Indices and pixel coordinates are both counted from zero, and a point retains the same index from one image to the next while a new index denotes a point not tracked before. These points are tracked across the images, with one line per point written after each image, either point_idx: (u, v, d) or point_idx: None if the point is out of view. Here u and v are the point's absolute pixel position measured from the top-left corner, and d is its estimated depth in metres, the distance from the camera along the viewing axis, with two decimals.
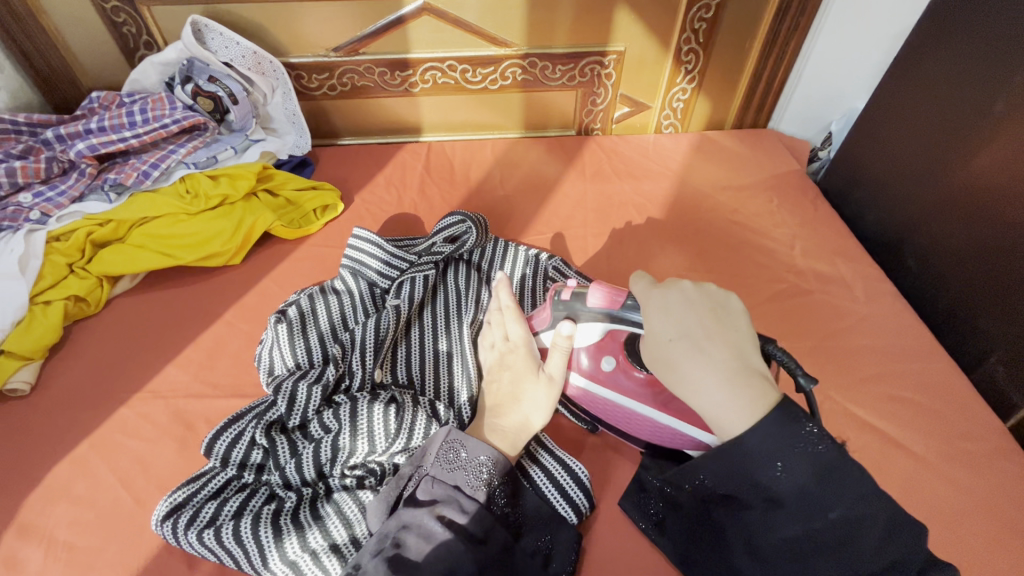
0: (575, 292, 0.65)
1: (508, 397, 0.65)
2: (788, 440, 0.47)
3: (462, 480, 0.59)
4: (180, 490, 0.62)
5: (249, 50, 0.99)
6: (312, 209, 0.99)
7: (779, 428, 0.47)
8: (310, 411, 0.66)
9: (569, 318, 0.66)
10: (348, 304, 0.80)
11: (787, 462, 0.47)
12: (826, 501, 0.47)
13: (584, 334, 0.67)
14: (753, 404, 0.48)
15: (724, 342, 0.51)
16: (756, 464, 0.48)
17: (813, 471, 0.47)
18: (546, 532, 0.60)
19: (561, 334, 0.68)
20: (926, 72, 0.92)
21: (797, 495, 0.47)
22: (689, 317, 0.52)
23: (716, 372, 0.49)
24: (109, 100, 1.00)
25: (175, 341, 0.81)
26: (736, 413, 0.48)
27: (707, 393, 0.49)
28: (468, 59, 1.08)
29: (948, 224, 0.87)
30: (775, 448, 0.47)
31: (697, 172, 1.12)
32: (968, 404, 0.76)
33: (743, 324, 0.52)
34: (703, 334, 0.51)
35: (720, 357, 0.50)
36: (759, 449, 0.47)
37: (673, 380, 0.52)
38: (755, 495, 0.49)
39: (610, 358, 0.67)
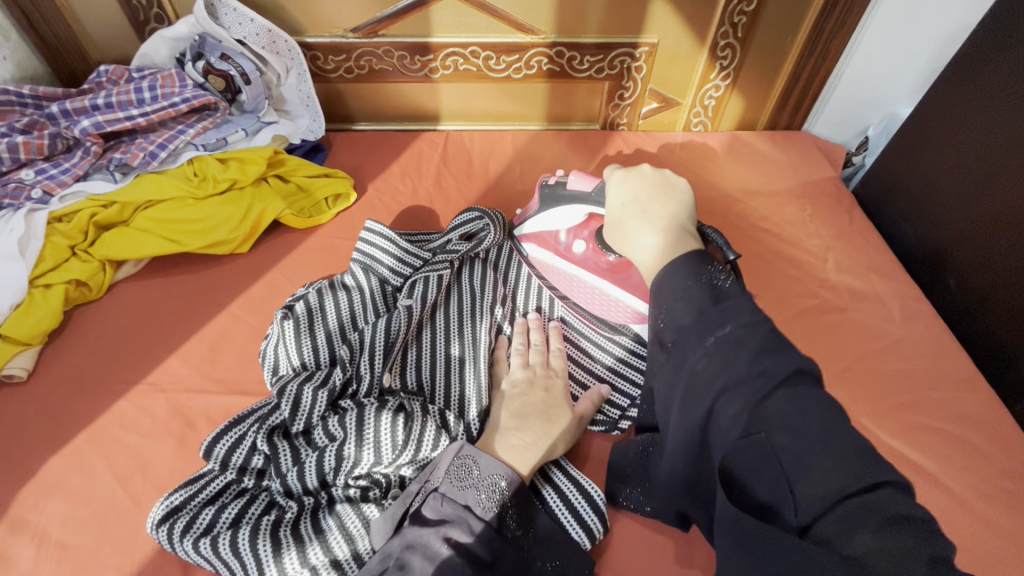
0: (558, 178, 0.76)
1: (535, 413, 0.63)
2: (688, 271, 0.47)
3: (472, 500, 0.55)
4: (176, 494, 0.59)
5: (263, 28, 0.94)
6: (324, 197, 0.95)
7: (685, 265, 0.48)
8: (315, 417, 0.63)
9: (557, 203, 0.77)
10: (357, 302, 0.76)
11: (692, 297, 0.46)
12: (720, 326, 0.43)
13: (569, 216, 0.77)
14: (680, 248, 0.51)
15: (665, 204, 0.57)
16: (672, 305, 0.47)
17: (709, 295, 0.45)
18: (557, 556, 0.57)
19: (550, 218, 0.79)
20: (981, 79, 0.85)
21: (698, 325, 0.44)
22: (623, 185, 0.61)
23: (647, 223, 0.55)
24: (117, 75, 0.96)
25: (178, 332, 0.78)
26: (663, 252, 0.52)
27: (638, 241, 0.55)
28: (491, 46, 1.03)
29: (994, 245, 0.81)
30: (685, 283, 0.47)
31: (726, 175, 1.06)
32: (1009, 438, 0.71)
33: (686, 200, 0.58)
34: (647, 199, 0.58)
35: (656, 212, 0.56)
36: (670, 281, 0.48)
37: (620, 237, 0.58)
38: (664, 331, 0.47)
39: (582, 243, 0.80)
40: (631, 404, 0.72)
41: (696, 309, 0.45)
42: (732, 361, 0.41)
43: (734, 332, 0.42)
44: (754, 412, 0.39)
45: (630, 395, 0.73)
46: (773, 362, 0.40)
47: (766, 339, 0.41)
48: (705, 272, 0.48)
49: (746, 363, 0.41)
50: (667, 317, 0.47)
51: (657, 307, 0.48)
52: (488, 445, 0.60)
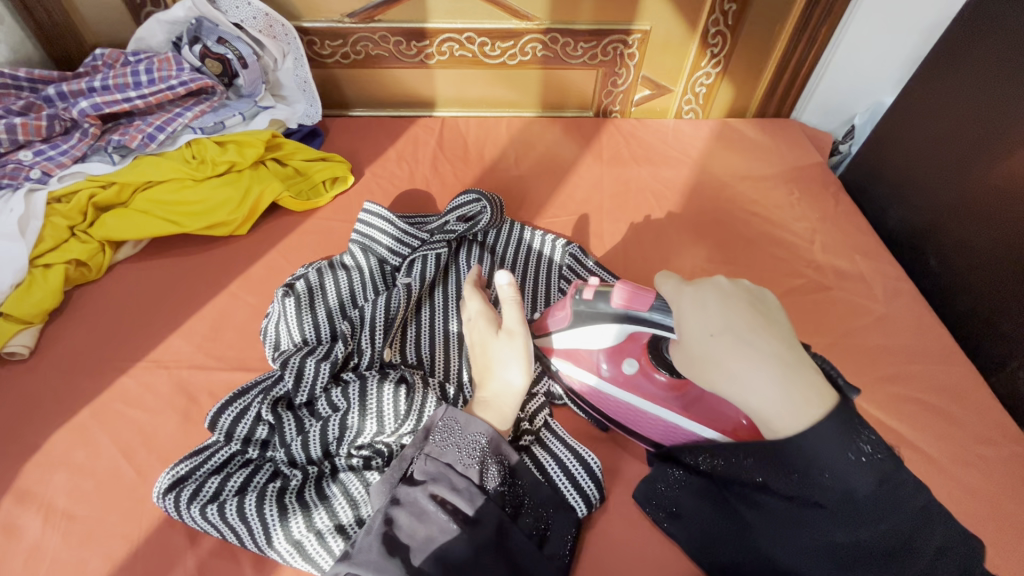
0: (601, 293, 0.62)
1: (483, 368, 0.63)
2: (841, 445, 0.43)
3: (454, 457, 0.57)
4: (182, 463, 0.60)
5: (260, 11, 0.94)
6: (321, 180, 0.96)
7: (837, 433, 0.43)
8: (318, 389, 0.64)
9: (593, 320, 0.64)
10: (357, 280, 0.78)
11: (826, 464, 0.43)
12: (883, 515, 0.43)
13: (603, 335, 0.65)
14: (809, 411, 0.44)
15: (767, 332, 0.47)
16: (820, 474, 0.43)
17: (873, 474, 0.43)
18: (546, 514, 0.60)
19: (581, 335, 0.67)
20: (959, 66, 0.89)
21: (843, 503, 0.43)
22: (710, 304, 0.49)
23: (762, 364, 0.45)
24: (113, 59, 0.96)
25: (179, 311, 0.79)
26: (788, 411, 0.44)
27: (758, 393, 0.44)
28: (486, 32, 1.04)
29: (972, 225, 0.84)
30: (826, 451, 0.43)
31: (717, 160, 1.09)
32: (986, 408, 0.75)
33: (784, 320, 0.49)
34: (743, 326, 0.46)
35: (756, 342, 0.46)
36: (817, 453, 0.43)
37: (714, 373, 0.47)
38: (794, 491, 0.46)
39: (633, 362, 0.67)
40: None
41: (867, 481, 0.43)
42: (858, 505, 0.43)
43: (895, 518, 0.43)
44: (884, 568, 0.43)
45: None
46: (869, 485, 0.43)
47: (918, 514, 0.43)
48: (855, 432, 0.44)
49: (903, 525, 0.43)
50: (824, 479, 0.43)
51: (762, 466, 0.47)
52: (468, 409, 0.62)
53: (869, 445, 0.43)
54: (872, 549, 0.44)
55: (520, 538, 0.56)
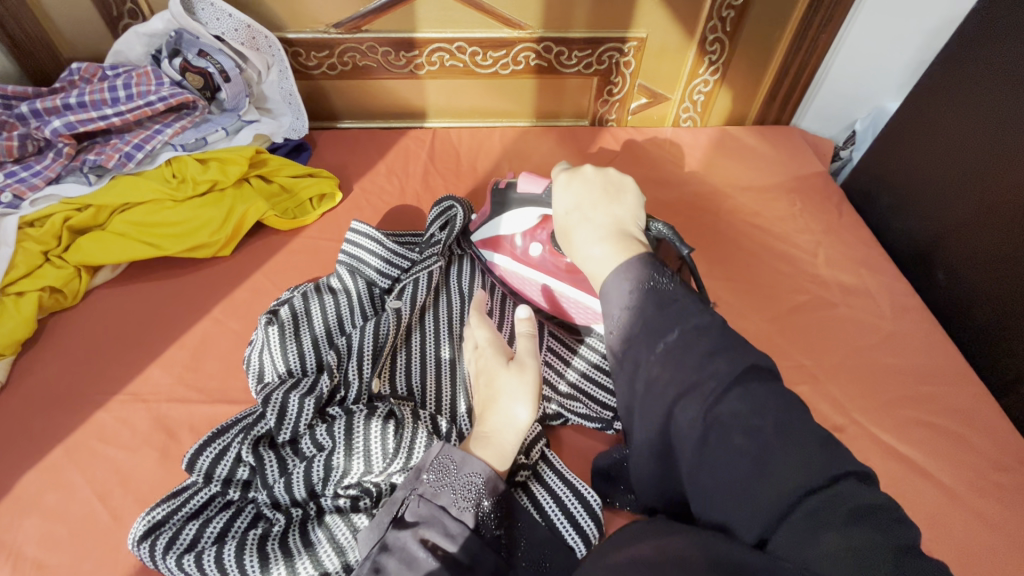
0: (508, 181, 0.76)
1: (488, 401, 0.59)
2: (636, 277, 0.46)
3: (448, 500, 0.53)
4: (158, 508, 0.57)
5: (242, 23, 0.91)
6: (308, 197, 0.93)
7: (637, 269, 0.47)
8: (302, 425, 0.61)
9: (506, 207, 0.76)
10: (344, 306, 0.74)
11: (646, 316, 0.44)
12: (666, 333, 0.43)
13: (522, 218, 0.75)
14: (624, 253, 0.50)
15: (610, 209, 0.55)
16: (619, 317, 0.46)
17: (654, 303, 0.44)
18: (542, 559, 0.56)
19: (504, 224, 0.76)
20: (968, 72, 0.85)
21: (647, 336, 0.43)
22: (567, 187, 0.58)
23: (592, 228, 0.54)
24: (90, 73, 0.93)
25: (159, 339, 0.76)
26: (605, 260, 0.50)
27: (584, 245, 0.53)
28: (478, 41, 1.01)
29: (984, 239, 0.81)
30: (635, 298, 0.45)
31: (716, 170, 1.06)
32: (1000, 432, 0.72)
33: (634, 201, 0.57)
34: (593, 202, 0.56)
35: (598, 217, 0.55)
36: (615, 289, 0.47)
37: (568, 245, 0.56)
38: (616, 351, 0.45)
39: (539, 245, 0.74)
40: None
41: (649, 312, 0.44)
42: (701, 394, 0.39)
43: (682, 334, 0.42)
44: (716, 411, 0.38)
45: None
46: (721, 364, 0.39)
47: (717, 337, 0.41)
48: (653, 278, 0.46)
49: (714, 374, 0.40)
50: (632, 327, 0.44)
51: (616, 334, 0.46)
52: (463, 445, 0.58)
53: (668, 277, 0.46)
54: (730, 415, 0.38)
55: None
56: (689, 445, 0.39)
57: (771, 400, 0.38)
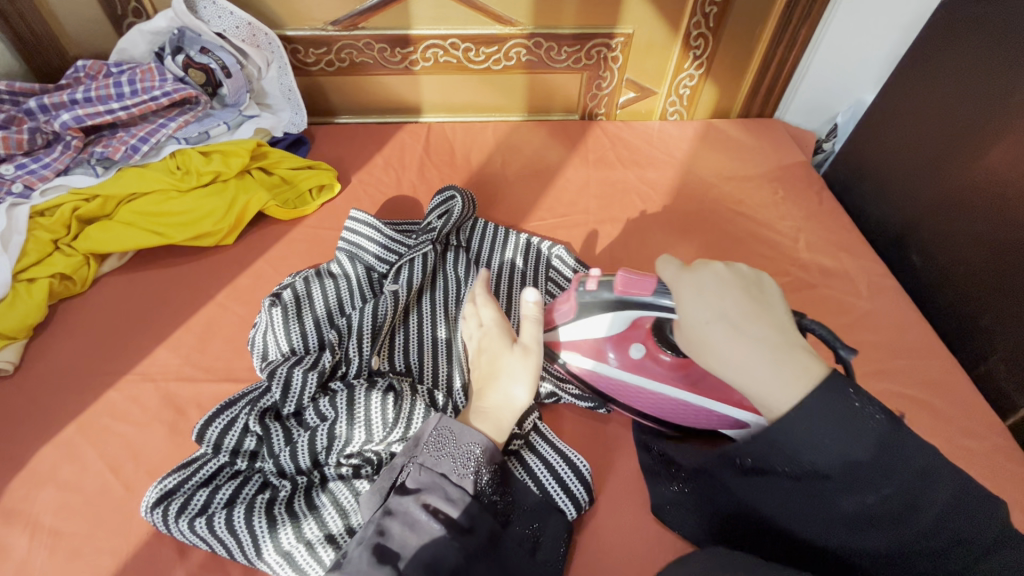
0: (605, 282, 0.63)
1: (487, 377, 0.63)
2: (839, 414, 0.41)
3: (449, 467, 0.56)
4: (170, 476, 0.60)
5: (243, 20, 0.94)
6: (308, 188, 0.96)
7: (830, 404, 0.42)
8: (305, 399, 0.64)
9: (592, 310, 0.66)
10: (344, 289, 0.78)
11: (830, 433, 0.42)
12: (882, 484, 0.41)
13: (596, 325, 0.67)
14: (800, 381, 0.44)
15: (764, 321, 0.48)
16: (806, 449, 0.42)
17: (876, 442, 0.41)
18: (534, 520, 0.59)
19: (586, 325, 0.68)
20: (938, 63, 0.90)
21: (846, 473, 0.42)
22: (698, 288, 0.51)
23: (755, 347, 0.46)
24: (96, 70, 0.96)
25: (167, 323, 0.79)
26: (779, 388, 0.44)
27: (751, 371, 0.46)
28: (470, 38, 1.05)
29: (953, 221, 0.85)
30: (828, 425, 0.42)
31: (702, 161, 1.10)
32: (968, 401, 0.76)
33: (778, 301, 0.50)
34: (737, 309, 0.48)
35: (753, 326, 0.47)
36: (805, 425, 0.42)
37: (711, 361, 0.49)
38: (794, 467, 0.44)
39: (639, 347, 0.68)
40: None
41: (865, 448, 0.41)
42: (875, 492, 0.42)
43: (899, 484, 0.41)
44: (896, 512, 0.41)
45: None
46: (901, 466, 0.41)
47: (916, 463, 0.41)
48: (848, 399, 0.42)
49: (917, 487, 0.41)
50: (808, 459, 0.43)
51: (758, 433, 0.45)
52: (463, 417, 0.62)
53: (859, 395, 0.42)
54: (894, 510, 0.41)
55: (512, 545, 0.55)
56: (845, 525, 0.43)
57: (945, 494, 0.41)
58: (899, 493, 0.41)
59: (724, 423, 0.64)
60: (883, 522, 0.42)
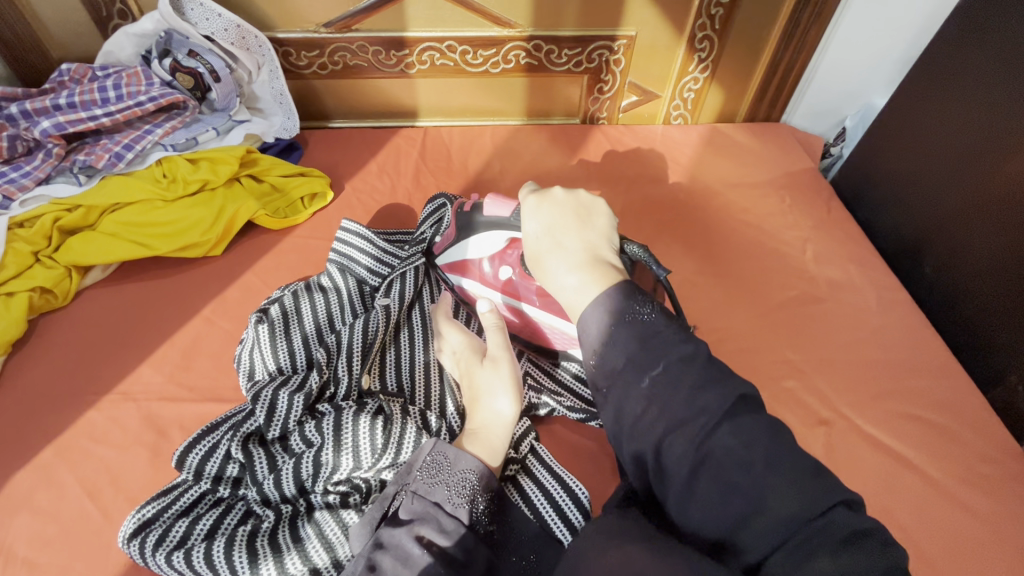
0: (472, 207, 0.71)
1: (470, 400, 0.61)
2: (621, 309, 0.47)
3: (442, 496, 0.53)
4: (148, 505, 0.58)
5: (231, 23, 0.91)
6: (299, 196, 0.93)
7: (620, 302, 0.48)
8: (291, 422, 0.61)
9: (473, 232, 0.72)
10: (335, 303, 0.75)
11: (621, 339, 0.46)
12: (654, 369, 0.44)
13: (489, 243, 0.71)
14: (603, 282, 0.50)
15: (581, 235, 0.55)
16: (603, 350, 0.47)
17: (638, 337, 0.46)
18: (532, 551, 0.56)
19: (467, 248, 0.73)
20: (955, 68, 0.86)
21: (634, 369, 0.45)
22: (535, 207, 0.57)
23: (566, 261, 0.53)
24: (80, 74, 0.93)
25: (150, 339, 0.76)
26: (584, 291, 0.50)
27: (557, 277, 0.53)
28: (468, 40, 1.01)
29: (971, 235, 0.82)
30: (617, 325, 0.47)
31: (707, 167, 1.06)
32: (984, 423, 0.72)
33: (603, 224, 0.57)
34: (563, 224, 0.56)
35: (574, 248, 0.53)
36: (597, 324, 0.48)
37: (539, 270, 0.55)
38: (599, 375, 0.47)
39: (509, 268, 0.71)
40: None
41: (633, 341, 0.46)
42: (671, 402, 0.43)
43: (671, 370, 0.44)
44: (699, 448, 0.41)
45: None
46: (712, 398, 0.42)
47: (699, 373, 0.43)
48: (639, 308, 0.48)
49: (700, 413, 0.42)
50: (606, 358, 0.46)
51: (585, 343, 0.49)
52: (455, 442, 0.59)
53: (652, 309, 0.47)
54: (698, 425, 0.41)
55: None
56: (678, 480, 0.41)
57: (746, 424, 0.41)
58: (699, 412, 0.42)
59: None
60: (695, 465, 0.41)
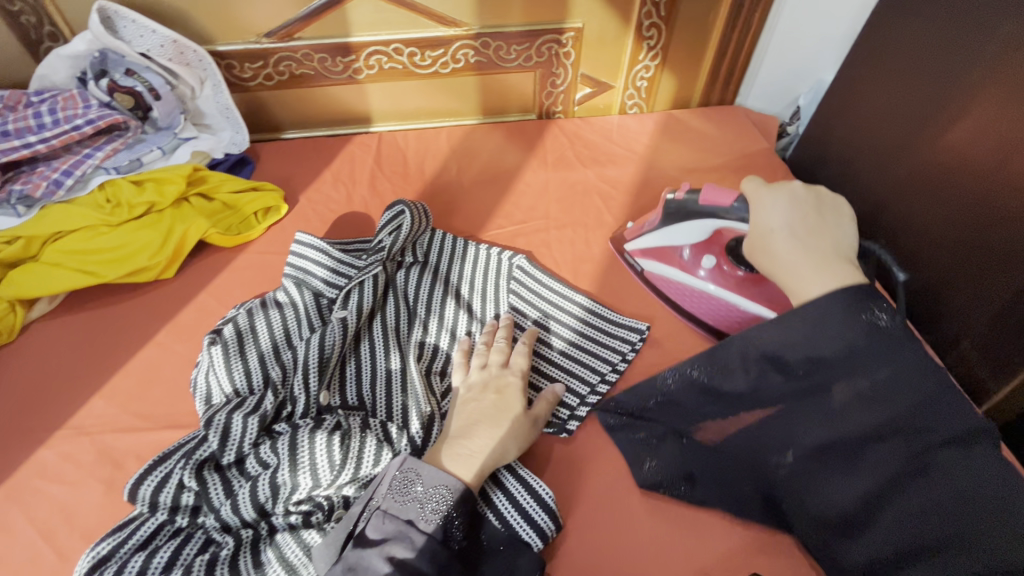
0: (690, 192, 0.76)
1: (483, 419, 0.62)
2: (846, 308, 0.53)
3: (415, 514, 0.55)
4: (104, 541, 0.56)
5: (167, 38, 0.89)
6: (252, 212, 0.91)
7: (840, 302, 0.54)
8: (246, 446, 0.60)
9: (682, 218, 0.78)
10: (291, 318, 0.73)
11: (850, 332, 0.53)
12: (876, 367, 0.52)
13: (693, 232, 0.78)
14: (837, 279, 0.56)
15: (827, 239, 0.59)
16: (812, 339, 0.55)
17: (867, 332, 0.53)
18: (503, 563, 0.56)
19: (672, 234, 0.80)
20: (890, 44, 0.87)
21: (841, 359, 0.53)
22: (788, 207, 0.62)
23: (806, 257, 0.58)
24: (13, 100, 0.88)
25: (100, 369, 0.74)
26: (819, 279, 0.56)
27: (795, 265, 0.58)
28: (414, 42, 1.00)
29: (918, 205, 0.83)
30: (846, 318, 0.53)
31: (665, 155, 1.07)
32: None
33: (848, 230, 0.61)
34: (806, 223, 0.61)
35: (811, 246, 0.59)
36: (841, 314, 0.53)
37: (766, 259, 0.61)
38: (798, 364, 0.56)
39: (710, 258, 0.79)
40: (580, 403, 0.70)
41: (854, 336, 0.53)
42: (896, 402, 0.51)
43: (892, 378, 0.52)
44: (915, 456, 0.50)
45: (579, 392, 0.71)
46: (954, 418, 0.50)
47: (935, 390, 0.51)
48: (859, 313, 0.53)
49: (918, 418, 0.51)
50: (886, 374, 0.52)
51: (777, 326, 0.57)
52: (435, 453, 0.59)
53: (887, 314, 0.53)
54: (909, 410, 0.51)
55: None
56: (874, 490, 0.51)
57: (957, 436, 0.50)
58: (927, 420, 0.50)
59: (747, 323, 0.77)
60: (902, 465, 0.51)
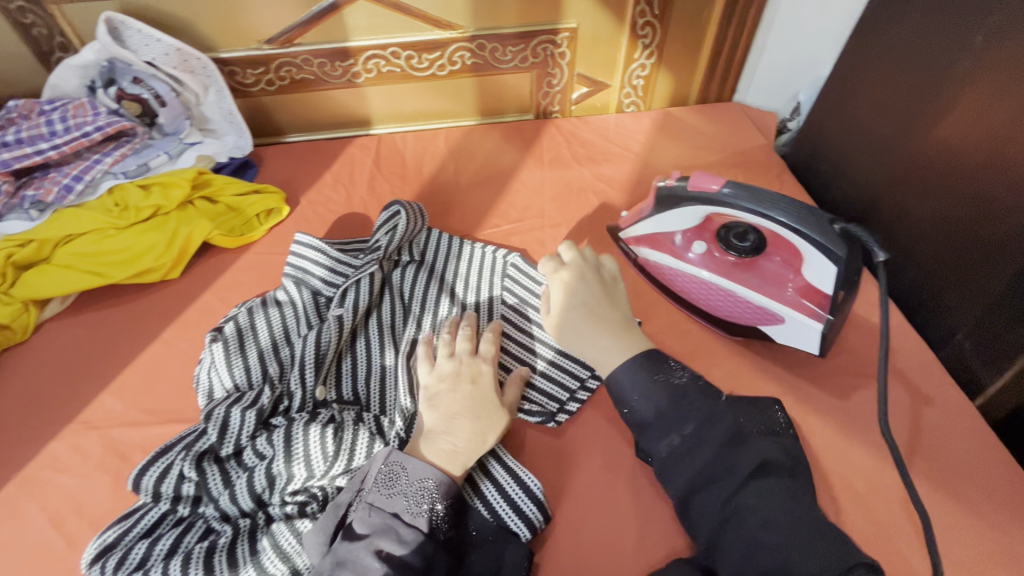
0: (679, 179, 0.75)
1: (464, 411, 0.62)
2: (650, 369, 0.61)
3: (401, 507, 0.55)
4: (110, 530, 0.59)
5: (172, 47, 0.92)
6: (254, 213, 0.94)
7: (642, 364, 0.61)
8: (244, 438, 0.62)
9: (672, 206, 0.77)
10: (289, 316, 0.76)
11: (654, 393, 0.59)
12: (683, 424, 0.56)
13: (685, 218, 0.78)
14: (629, 348, 0.63)
15: (612, 309, 0.67)
16: (638, 402, 0.60)
17: (667, 393, 0.59)
18: (491, 552, 0.58)
19: (664, 222, 0.80)
20: (882, 38, 0.87)
21: (659, 420, 0.58)
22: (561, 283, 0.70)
23: (606, 329, 0.65)
24: (28, 109, 0.93)
25: (109, 366, 0.77)
26: (621, 352, 0.63)
27: (600, 344, 0.64)
28: (411, 45, 1.02)
29: (912, 199, 0.83)
30: (644, 381, 0.60)
31: (660, 152, 1.07)
32: (938, 383, 0.73)
33: (620, 292, 0.70)
34: (595, 303, 0.67)
35: (597, 320, 0.66)
36: (633, 377, 0.61)
37: (574, 343, 0.66)
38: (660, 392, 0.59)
39: (702, 244, 0.79)
40: (568, 398, 0.71)
41: (665, 398, 0.58)
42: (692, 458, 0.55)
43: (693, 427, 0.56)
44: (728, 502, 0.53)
45: (569, 387, 0.72)
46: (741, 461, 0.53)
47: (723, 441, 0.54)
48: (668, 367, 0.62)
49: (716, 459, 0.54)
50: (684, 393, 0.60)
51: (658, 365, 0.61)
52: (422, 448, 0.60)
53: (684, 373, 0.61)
54: (713, 473, 0.54)
55: None
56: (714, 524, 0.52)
57: (770, 487, 0.52)
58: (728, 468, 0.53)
59: (752, 313, 0.75)
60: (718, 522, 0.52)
